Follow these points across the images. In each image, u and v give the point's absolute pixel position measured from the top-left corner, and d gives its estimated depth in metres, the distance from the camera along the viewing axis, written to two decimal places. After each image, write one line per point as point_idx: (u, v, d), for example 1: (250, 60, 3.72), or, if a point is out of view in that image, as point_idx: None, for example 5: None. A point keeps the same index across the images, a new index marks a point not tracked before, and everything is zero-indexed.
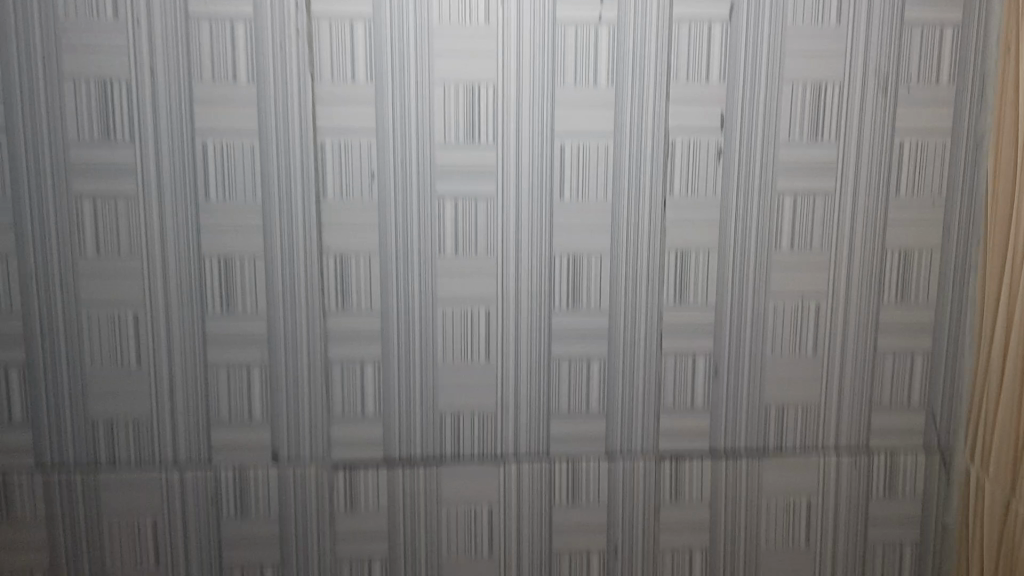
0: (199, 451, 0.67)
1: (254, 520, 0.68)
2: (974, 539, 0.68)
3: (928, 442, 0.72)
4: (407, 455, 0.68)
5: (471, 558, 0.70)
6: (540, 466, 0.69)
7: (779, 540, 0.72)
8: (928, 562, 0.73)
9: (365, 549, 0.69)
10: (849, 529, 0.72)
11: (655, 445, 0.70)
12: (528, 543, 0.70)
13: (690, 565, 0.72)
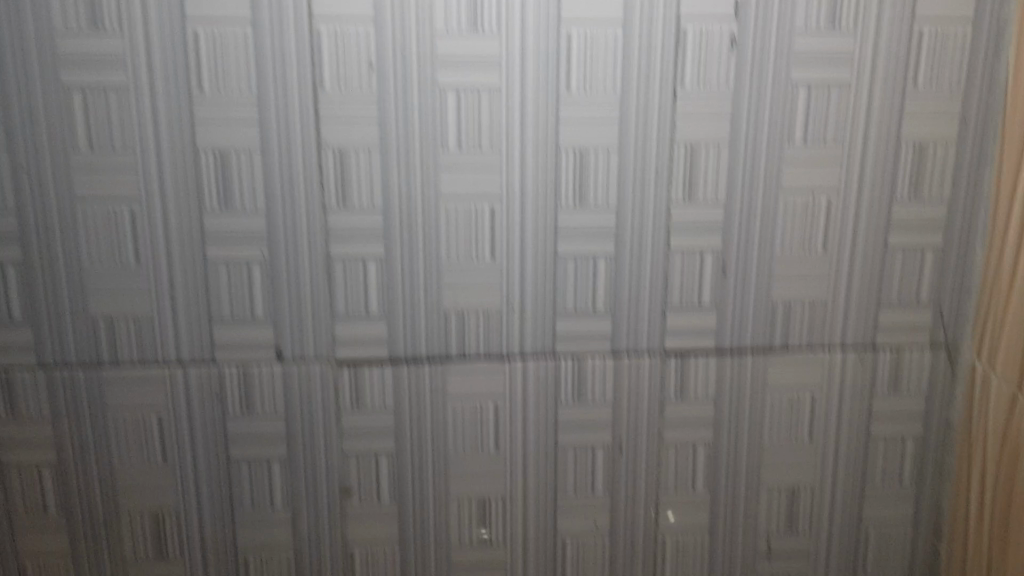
0: (203, 349, 0.67)
1: (260, 417, 0.68)
2: (977, 435, 0.69)
3: (934, 338, 0.72)
4: (412, 353, 0.68)
5: (476, 453, 0.71)
6: (546, 363, 0.69)
7: (782, 435, 0.73)
8: (929, 456, 0.74)
9: (372, 445, 0.69)
10: (852, 424, 0.73)
11: (661, 343, 0.70)
12: (533, 439, 0.71)
13: (694, 460, 0.72)
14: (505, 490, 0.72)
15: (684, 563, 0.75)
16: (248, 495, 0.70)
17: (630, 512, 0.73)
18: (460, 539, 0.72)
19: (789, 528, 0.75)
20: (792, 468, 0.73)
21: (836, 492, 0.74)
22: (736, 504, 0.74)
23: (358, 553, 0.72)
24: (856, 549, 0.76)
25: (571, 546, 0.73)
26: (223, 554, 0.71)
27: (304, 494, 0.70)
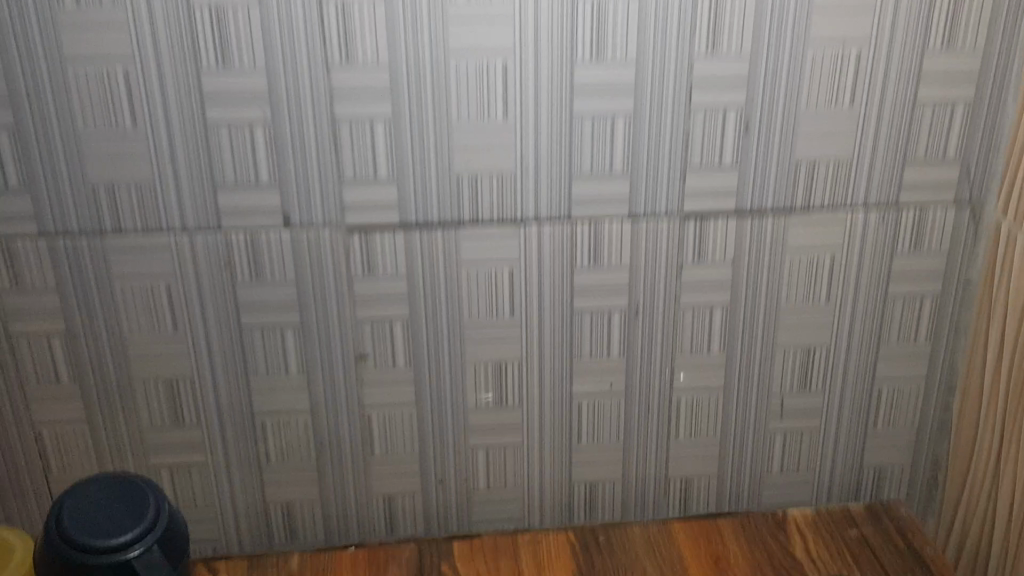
0: (208, 217, 0.65)
1: (270, 284, 0.67)
2: (999, 292, 0.69)
3: (959, 196, 0.70)
4: (424, 219, 0.66)
5: (491, 318, 0.70)
6: (561, 227, 0.67)
7: (800, 298, 0.72)
8: (947, 314, 0.74)
9: (386, 311, 0.69)
10: (871, 285, 0.72)
11: (680, 207, 0.67)
12: (549, 303, 0.70)
13: (710, 322, 0.72)
14: (520, 354, 0.71)
15: (698, 422, 0.75)
16: (262, 362, 0.70)
17: (645, 374, 0.73)
18: (475, 403, 0.73)
19: (803, 387, 0.75)
20: (809, 329, 0.73)
21: (851, 352, 0.74)
22: (751, 365, 0.74)
23: (375, 417, 0.72)
24: (868, 407, 0.76)
25: (585, 408, 0.74)
26: (241, 419, 0.72)
27: (319, 359, 0.70)
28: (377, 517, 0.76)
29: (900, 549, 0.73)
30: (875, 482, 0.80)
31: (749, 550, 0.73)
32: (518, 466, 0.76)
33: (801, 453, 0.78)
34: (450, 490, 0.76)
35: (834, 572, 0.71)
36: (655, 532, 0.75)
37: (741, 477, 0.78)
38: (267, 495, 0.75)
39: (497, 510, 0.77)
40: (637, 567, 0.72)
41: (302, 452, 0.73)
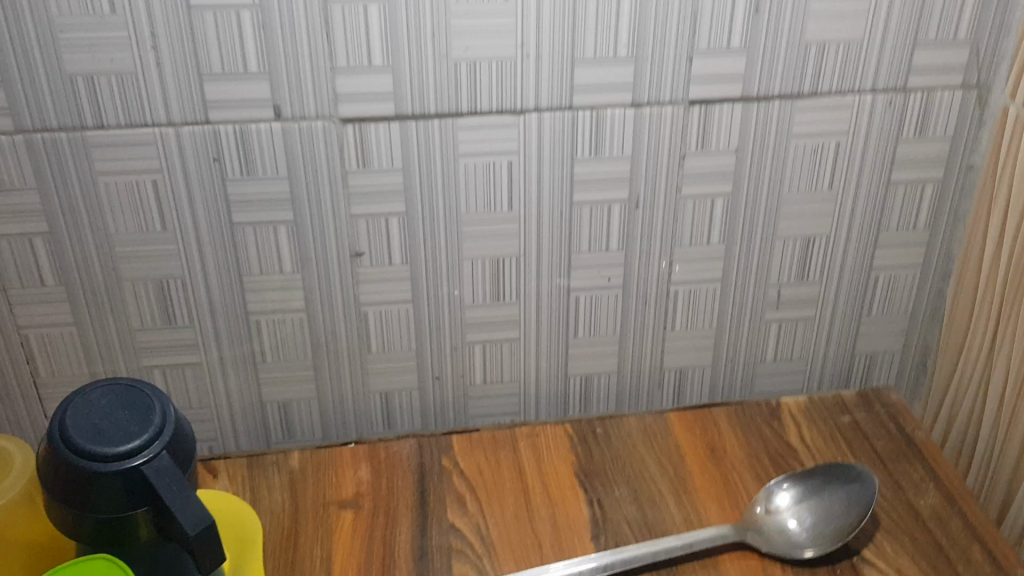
0: (194, 109, 0.61)
1: (261, 179, 0.64)
2: (1003, 176, 0.69)
3: (966, 81, 0.68)
4: (420, 110, 0.63)
5: (489, 212, 0.68)
6: (562, 116, 0.65)
7: (802, 187, 0.71)
8: (946, 201, 0.73)
9: (381, 206, 0.67)
10: (873, 173, 0.71)
11: (685, 94, 0.65)
12: (548, 196, 0.68)
13: (711, 213, 0.71)
14: (518, 248, 0.70)
15: (695, 313, 0.75)
16: (254, 259, 0.68)
17: (644, 266, 0.72)
18: (473, 298, 0.72)
19: (800, 278, 0.75)
20: (809, 219, 0.72)
21: (850, 241, 0.74)
22: (751, 256, 0.73)
23: (371, 314, 0.71)
24: (863, 296, 0.77)
25: (583, 302, 0.73)
26: (234, 317, 0.70)
27: (313, 256, 0.68)
28: (374, 413, 0.76)
29: (891, 432, 0.75)
30: (865, 369, 0.81)
31: (743, 437, 0.74)
32: (516, 360, 0.75)
33: (796, 342, 0.78)
34: (447, 386, 0.75)
35: (828, 455, 0.72)
36: (651, 423, 0.75)
37: (735, 368, 0.79)
38: (262, 394, 0.74)
39: (493, 404, 0.77)
40: (636, 456, 0.72)
41: (297, 350, 0.72)
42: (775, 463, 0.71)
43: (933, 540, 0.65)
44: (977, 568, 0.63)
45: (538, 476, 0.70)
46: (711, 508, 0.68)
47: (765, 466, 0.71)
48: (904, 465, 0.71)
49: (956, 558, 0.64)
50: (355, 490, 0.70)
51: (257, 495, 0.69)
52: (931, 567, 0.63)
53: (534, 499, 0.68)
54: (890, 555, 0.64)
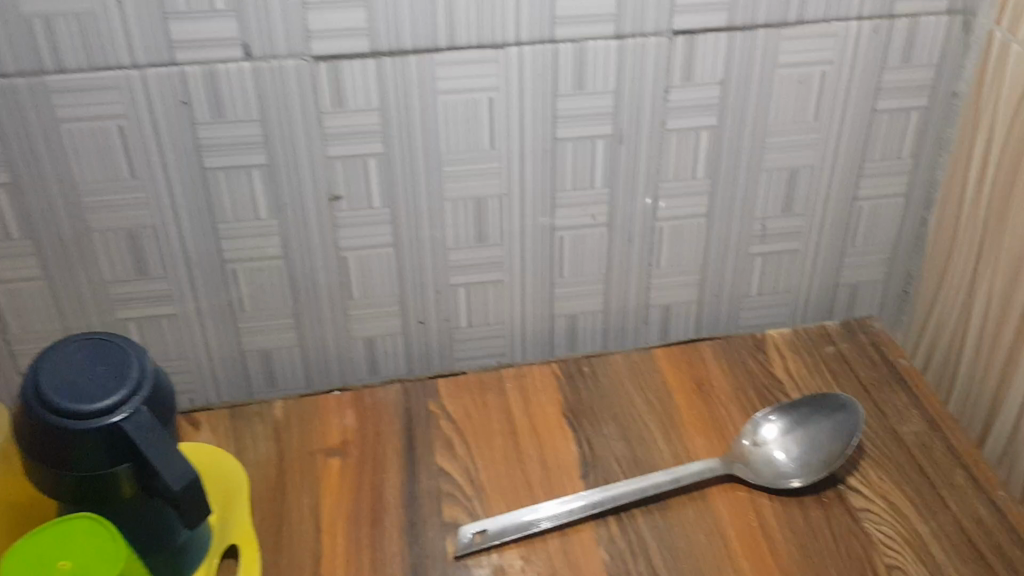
0: (159, 51, 0.58)
1: (233, 122, 0.62)
2: (989, 102, 0.68)
3: (953, 5, 0.66)
4: (396, 47, 0.61)
5: (470, 152, 0.66)
6: (543, 50, 0.63)
7: (788, 118, 0.69)
8: (930, 129, 0.72)
9: (358, 148, 0.65)
10: (859, 102, 0.70)
11: (669, 24, 0.63)
12: (530, 133, 0.66)
13: (696, 147, 0.69)
14: (500, 188, 0.68)
15: (680, 250, 0.74)
16: (229, 206, 0.66)
17: (629, 203, 0.71)
18: (456, 240, 0.70)
19: (785, 211, 0.74)
20: (794, 150, 0.71)
21: (835, 172, 0.73)
22: (735, 190, 0.72)
23: (351, 259, 0.69)
24: (848, 227, 0.76)
25: (568, 241, 0.72)
26: (210, 266, 0.68)
27: (289, 201, 0.66)
28: (357, 360, 0.75)
29: (875, 361, 0.74)
30: (849, 301, 0.81)
31: (729, 371, 0.73)
32: (501, 302, 0.74)
33: (780, 276, 0.78)
34: (431, 330, 0.74)
35: (813, 387, 0.72)
36: (638, 361, 0.75)
37: (721, 303, 0.78)
38: (242, 344, 0.72)
39: (478, 347, 0.76)
40: (624, 395, 0.72)
41: (276, 298, 0.70)
42: (761, 396, 0.71)
43: (918, 466, 0.66)
44: (960, 492, 0.64)
45: (526, 419, 0.70)
46: (699, 444, 0.68)
47: (751, 400, 0.71)
48: (888, 393, 0.71)
49: (940, 483, 0.65)
50: (341, 438, 0.69)
51: (242, 446, 0.68)
52: (915, 492, 0.64)
53: (523, 442, 0.68)
54: (875, 483, 0.65)
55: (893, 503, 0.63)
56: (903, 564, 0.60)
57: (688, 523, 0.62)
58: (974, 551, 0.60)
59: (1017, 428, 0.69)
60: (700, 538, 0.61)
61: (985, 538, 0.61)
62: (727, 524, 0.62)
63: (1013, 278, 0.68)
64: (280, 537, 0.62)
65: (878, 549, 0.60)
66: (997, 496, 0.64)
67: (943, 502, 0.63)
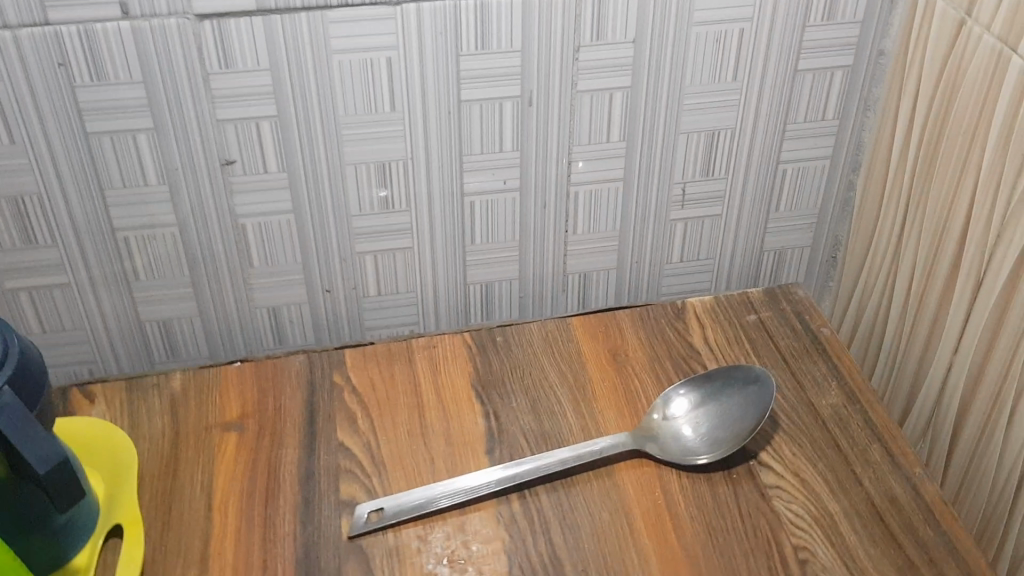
0: (30, 9, 0.55)
1: (114, 84, 0.58)
2: (914, 62, 0.65)
3: None
4: (285, 4, 0.57)
5: (369, 115, 0.63)
6: (443, 7, 0.59)
7: (705, 79, 0.67)
8: (856, 90, 0.70)
9: (249, 110, 0.61)
10: (780, 61, 0.67)
11: None
12: (433, 95, 0.63)
13: (610, 108, 0.66)
14: (405, 152, 0.65)
15: (597, 215, 0.72)
16: (117, 173, 0.62)
17: (542, 167, 0.68)
18: (360, 206, 0.67)
19: (706, 175, 0.72)
20: (713, 112, 0.68)
21: (756, 135, 0.70)
22: (653, 154, 0.70)
23: (249, 225, 0.67)
24: (772, 191, 0.74)
25: (479, 206, 0.69)
26: (101, 236, 0.65)
27: (180, 166, 0.63)
28: (262, 328, 0.73)
29: (795, 328, 0.72)
30: (774, 266, 0.79)
31: (646, 342, 0.72)
32: (411, 271, 0.72)
33: (702, 241, 0.76)
34: (339, 298, 0.72)
35: (731, 357, 0.70)
36: (553, 329, 0.73)
37: (640, 270, 0.77)
38: (141, 313, 0.70)
39: (390, 316, 0.75)
40: (535, 364, 0.70)
41: (173, 266, 0.68)
42: (677, 367, 0.69)
43: (833, 442, 0.64)
44: (875, 469, 0.62)
45: (434, 392, 0.68)
46: (609, 418, 0.66)
47: (667, 372, 0.69)
48: (807, 363, 0.70)
49: (855, 458, 0.63)
50: (240, 411, 0.67)
51: (137, 420, 0.66)
52: (828, 469, 0.62)
53: (429, 416, 0.67)
54: (789, 459, 0.63)
55: (804, 480, 0.61)
56: (810, 544, 0.58)
57: (591, 499, 0.61)
58: (885, 530, 0.58)
59: (940, 397, 0.67)
60: (603, 514, 0.60)
61: (897, 516, 0.59)
62: (632, 501, 0.61)
63: (936, 248, 0.65)
64: (170, 516, 0.60)
65: (786, 531, 0.59)
66: (914, 473, 0.62)
67: (856, 479, 0.61)
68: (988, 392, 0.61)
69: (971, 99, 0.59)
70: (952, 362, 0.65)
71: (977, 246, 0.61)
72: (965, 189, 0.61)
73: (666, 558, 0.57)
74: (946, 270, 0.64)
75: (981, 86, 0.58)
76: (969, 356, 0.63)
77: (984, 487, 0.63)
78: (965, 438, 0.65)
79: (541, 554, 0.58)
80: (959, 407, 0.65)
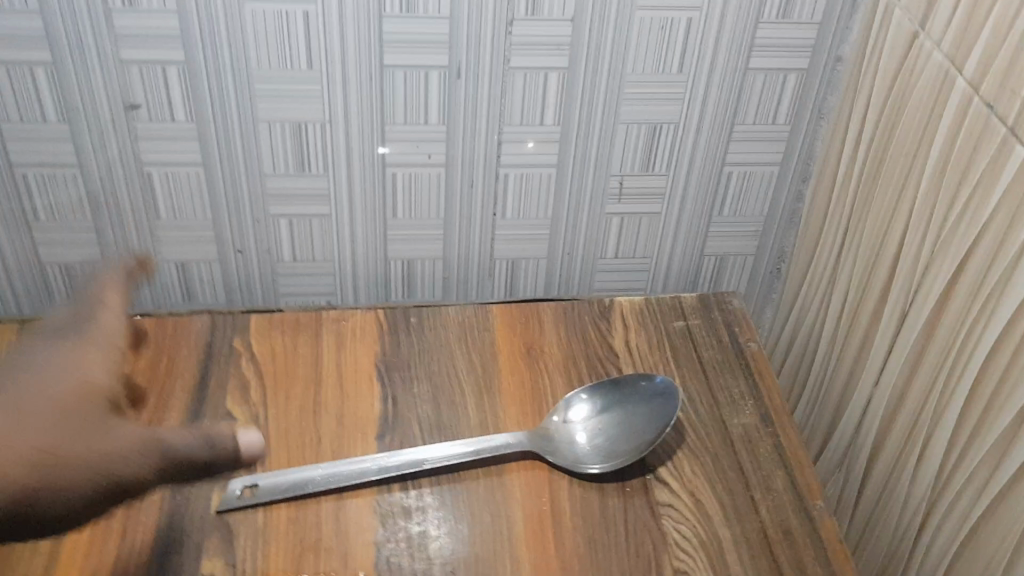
0: None
1: (9, 13, 0.55)
2: (869, 72, 0.61)
3: None
4: None
5: (285, 71, 0.59)
6: None
7: (648, 68, 0.63)
8: (809, 95, 0.66)
9: (155, 53, 0.58)
10: (730, 57, 0.63)
11: None
12: (353, 56, 0.59)
13: (544, 89, 0.63)
14: (322, 113, 0.62)
15: (528, 200, 0.69)
16: (13, 107, 0.59)
17: (470, 144, 0.65)
18: (274, 166, 0.64)
19: (645, 169, 0.68)
20: (655, 103, 0.65)
21: (701, 132, 0.67)
22: (589, 142, 0.66)
23: (155, 174, 0.64)
24: (714, 192, 0.70)
25: (402, 179, 0.66)
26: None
27: (81, 106, 0.60)
28: (169, 282, 0.70)
29: (722, 340, 0.69)
30: (715, 271, 0.75)
31: (564, 338, 0.68)
32: (327, 239, 0.69)
33: (639, 238, 0.72)
34: (251, 260, 0.69)
35: (649, 363, 0.67)
36: (472, 316, 0.69)
37: (572, 261, 0.73)
38: (40, 256, 0.67)
39: (304, 284, 0.71)
40: (446, 349, 0.67)
41: (74, 209, 0.65)
42: (591, 367, 0.66)
43: (737, 464, 0.61)
44: (775, 498, 0.59)
45: (335, 367, 0.65)
46: (511, 414, 0.63)
47: (580, 371, 0.66)
48: (726, 378, 0.66)
49: (755, 484, 0.60)
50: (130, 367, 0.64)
51: None
52: (726, 492, 0.59)
53: (324, 392, 0.63)
54: (687, 477, 0.60)
55: (699, 501, 0.59)
56: (691, 570, 0.55)
57: (476, 497, 0.58)
58: (772, 563, 0.56)
59: (858, 428, 0.64)
60: (484, 516, 0.57)
61: (787, 549, 0.57)
62: (517, 504, 0.58)
63: (870, 272, 0.62)
64: None
65: (670, 552, 0.56)
66: (814, 505, 0.59)
67: (752, 505, 0.59)
68: (901, 429, 0.59)
69: (914, 119, 0.56)
70: (873, 394, 0.62)
71: (907, 273, 0.58)
72: (902, 213, 0.58)
73: (540, 569, 0.54)
74: (876, 296, 0.61)
75: (927, 105, 0.55)
76: (889, 389, 0.60)
77: (888, 528, 0.61)
78: (875, 476, 0.62)
79: (412, 550, 0.55)
80: (874, 443, 0.62)
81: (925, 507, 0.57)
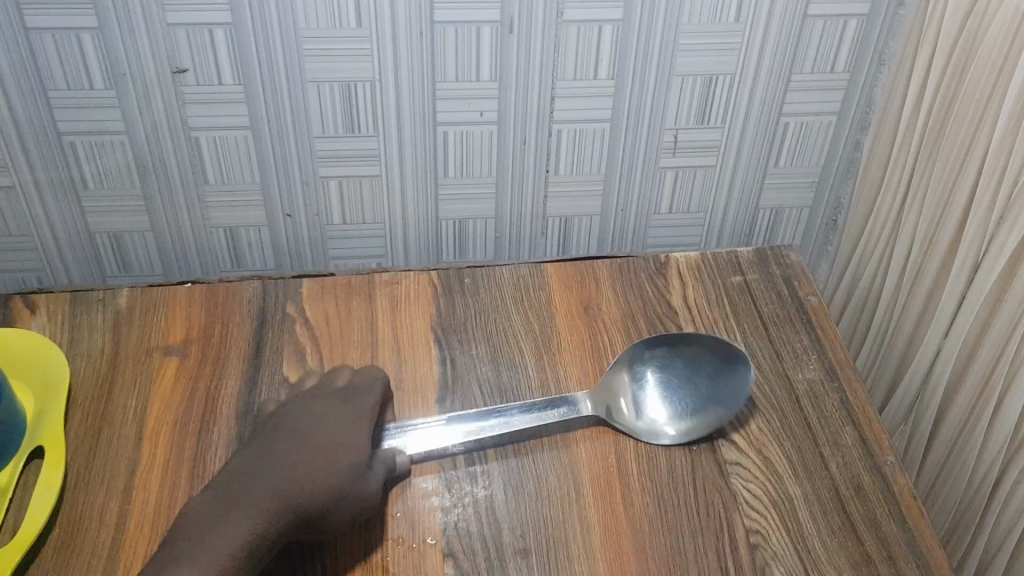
0: None
1: None
2: (934, 16, 0.58)
3: None
4: None
5: (333, 29, 0.58)
6: None
7: (704, 19, 0.60)
8: (871, 41, 0.63)
9: (200, 14, 0.56)
10: (790, 4, 0.60)
11: None
12: (402, 15, 0.57)
13: (598, 42, 0.61)
14: (372, 72, 0.60)
15: (581, 156, 0.67)
16: (59, 75, 0.58)
17: (523, 100, 0.63)
18: (322, 127, 0.63)
19: (700, 122, 0.66)
20: (712, 54, 0.62)
21: (759, 82, 0.65)
22: (644, 95, 0.64)
23: (203, 139, 0.62)
24: (770, 143, 0.68)
25: (453, 137, 0.65)
26: (44, 139, 0.61)
27: (128, 71, 0.58)
28: (217, 247, 0.70)
29: (782, 295, 0.68)
30: (770, 224, 0.74)
31: (622, 297, 0.67)
32: (378, 200, 0.68)
33: (694, 193, 0.71)
34: (300, 224, 0.69)
35: (709, 319, 0.66)
36: (526, 275, 0.69)
37: (626, 217, 0.72)
38: (90, 224, 0.66)
39: (355, 246, 0.71)
40: (503, 310, 0.66)
41: (123, 177, 0.64)
42: (649, 325, 0.65)
43: (804, 420, 0.60)
44: (845, 454, 0.58)
45: (391, 331, 0.64)
46: (572, 374, 0.62)
47: (639, 328, 0.65)
48: (786, 331, 0.65)
49: (824, 441, 0.59)
50: (185, 335, 0.63)
51: (76, 337, 0.63)
52: (794, 448, 0.58)
53: (382, 355, 0.63)
54: (754, 436, 0.59)
55: (768, 459, 0.58)
56: (764, 529, 0.54)
57: (542, 460, 0.57)
58: (846, 520, 0.55)
59: (925, 381, 0.63)
60: (551, 479, 0.56)
61: (860, 507, 0.56)
62: (584, 467, 0.57)
63: (936, 224, 0.60)
64: (98, 441, 0.57)
65: (741, 510, 0.55)
66: (885, 461, 0.58)
67: (822, 462, 0.58)
68: (973, 382, 0.58)
69: (989, 64, 0.54)
70: (941, 347, 0.61)
71: (978, 224, 0.56)
72: (975, 161, 0.56)
73: (609, 530, 0.54)
74: (944, 247, 0.60)
75: (1001, 47, 0.53)
76: (960, 342, 0.59)
77: (960, 481, 0.60)
78: (945, 430, 0.61)
79: (480, 514, 0.54)
80: (945, 395, 0.61)
81: (1002, 461, 0.56)
